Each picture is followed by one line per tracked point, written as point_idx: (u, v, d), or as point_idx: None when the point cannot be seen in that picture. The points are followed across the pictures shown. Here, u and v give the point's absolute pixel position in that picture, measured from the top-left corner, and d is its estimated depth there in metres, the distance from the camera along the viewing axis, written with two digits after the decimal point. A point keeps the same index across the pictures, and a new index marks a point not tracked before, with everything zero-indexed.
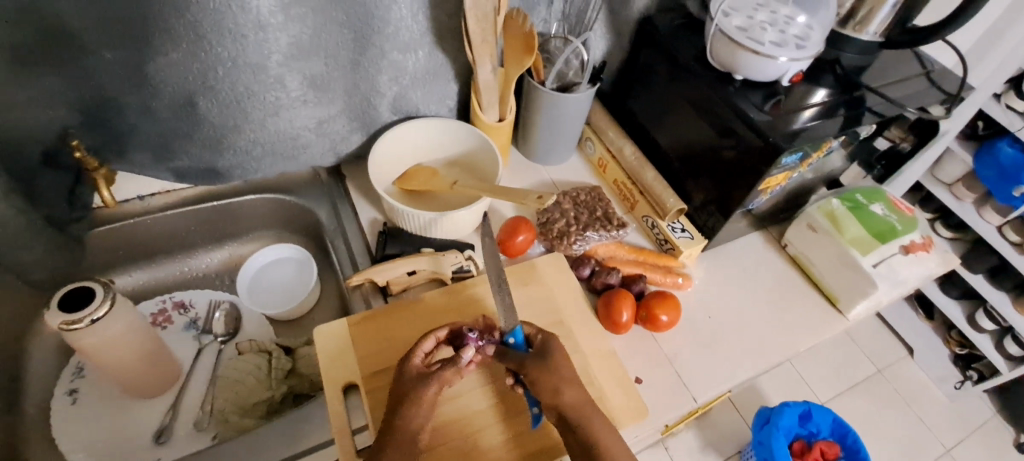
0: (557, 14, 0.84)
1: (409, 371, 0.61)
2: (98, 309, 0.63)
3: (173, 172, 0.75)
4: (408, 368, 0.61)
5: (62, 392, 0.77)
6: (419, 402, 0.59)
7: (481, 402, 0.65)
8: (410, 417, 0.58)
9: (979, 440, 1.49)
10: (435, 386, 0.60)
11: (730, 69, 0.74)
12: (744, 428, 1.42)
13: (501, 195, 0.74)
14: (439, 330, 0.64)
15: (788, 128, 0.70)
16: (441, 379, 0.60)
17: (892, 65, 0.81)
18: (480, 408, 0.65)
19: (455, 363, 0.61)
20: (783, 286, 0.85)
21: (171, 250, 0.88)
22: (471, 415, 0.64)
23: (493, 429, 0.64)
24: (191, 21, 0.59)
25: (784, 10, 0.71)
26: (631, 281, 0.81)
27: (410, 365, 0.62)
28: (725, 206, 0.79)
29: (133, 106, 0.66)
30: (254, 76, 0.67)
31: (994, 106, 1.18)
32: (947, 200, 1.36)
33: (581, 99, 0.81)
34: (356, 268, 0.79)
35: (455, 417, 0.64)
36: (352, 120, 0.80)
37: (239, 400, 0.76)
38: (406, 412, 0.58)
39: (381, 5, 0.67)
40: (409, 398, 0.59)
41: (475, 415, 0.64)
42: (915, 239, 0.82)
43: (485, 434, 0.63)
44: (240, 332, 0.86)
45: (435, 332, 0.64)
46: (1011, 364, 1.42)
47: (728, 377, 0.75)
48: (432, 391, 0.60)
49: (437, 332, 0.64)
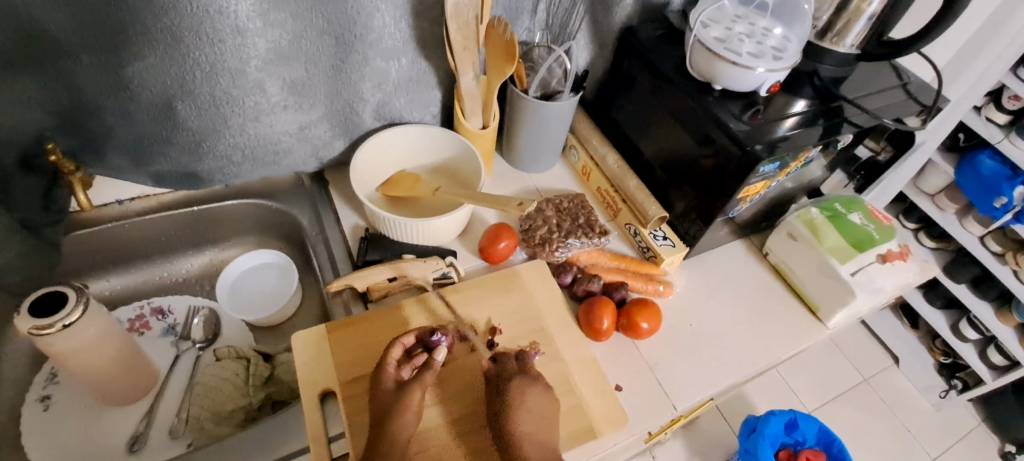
0: (540, 23, 0.84)
1: (387, 383, 0.64)
2: (70, 314, 0.62)
3: (151, 176, 0.75)
4: (385, 380, 0.64)
5: (34, 398, 0.76)
6: (402, 410, 0.61)
7: (474, 403, 0.65)
8: (397, 426, 0.60)
9: (964, 449, 1.50)
10: (417, 392, 0.62)
11: (709, 79, 0.74)
12: (731, 437, 1.42)
13: (482, 201, 0.75)
14: (405, 337, 0.67)
15: (768, 137, 0.71)
16: (421, 384, 0.63)
17: (870, 77, 0.83)
18: (474, 409, 0.65)
19: (430, 365, 0.64)
20: (764, 294, 0.86)
21: (150, 255, 0.87)
22: (461, 417, 0.64)
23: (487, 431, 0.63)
24: (170, 25, 0.59)
25: (762, 23, 0.74)
26: (613, 288, 0.81)
27: (386, 378, 0.64)
28: (706, 214, 0.79)
29: (111, 109, 0.65)
30: (233, 81, 0.67)
31: (974, 119, 1.20)
32: (929, 210, 1.37)
33: (564, 107, 0.81)
34: (337, 274, 0.79)
35: (444, 419, 0.64)
36: (334, 126, 0.80)
37: (215, 406, 0.75)
38: (393, 421, 0.60)
39: (363, 12, 0.68)
40: (394, 410, 0.61)
41: (467, 418, 0.64)
42: (892, 248, 0.82)
43: (476, 438, 0.63)
44: (219, 337, 0.85)
45: (401, 340, 0.67)
46: (995, 373, 1.42)
47: (709, 385, 0.75)
48: (416, 398, 0.62)
49: (402, 339, 0.67)
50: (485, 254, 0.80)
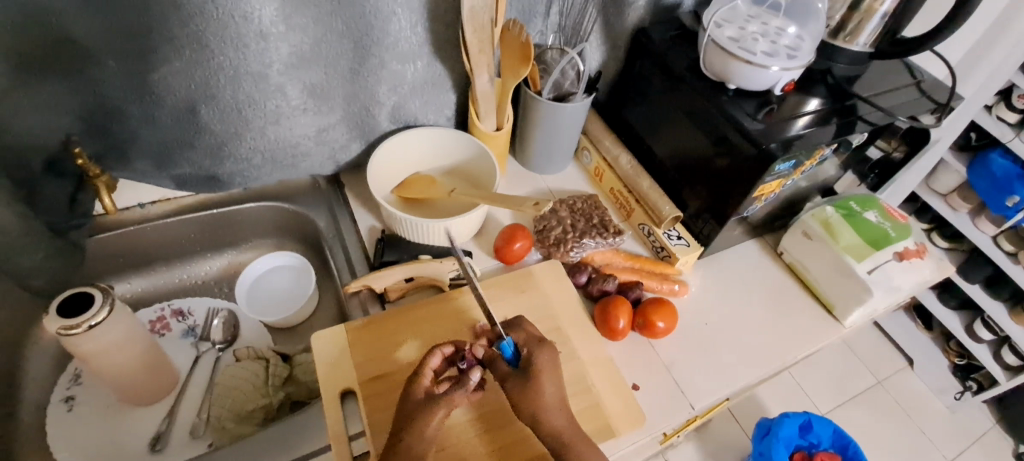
0: (553, 26, 0.85)
1: (416, 392, 0.59)
2: (96, 315, 0.63)
3: (173, 179, 0.76)
4: (415, 391, 0.59)
5: (58, 399, 0.77)
6: (424, 427, 0.56)
7: (501, 398, 0.66)
8: (411, 442, 0.56)
9: (980, 450, 1.49)
10: (442, 412, 0.57)
11: (722, 78, 0.75)
12: (745, 440, 1.42)
13: (497, 202, 0.75)
14: (446, 347, 0.62)
15: (782, 135, 0.71)
16: (449, 404, 0.58)
17: (884, 75, 0.83)
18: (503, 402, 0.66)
19: (464, 386, 0.58)
20: (779, 293, 0.86)
21: (171, 258, 0.88)
22: (493, 410, 0.65)
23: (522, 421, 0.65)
24: (195, 30, 0.60)
25: (775, 23, 0.75)
26: (627, 288, 0.81)
27: (417, 386, 0.59)
28: (720, 213, 0.80)
29: (135, 113, 0.67)
30: (256, 84, 0.68)
31: (985, 117, 1.20)
32: (942, 209, 1.37)
33: (577, 108, 0.82)
34: (354, 275, 0.80)
35: (482, 411, 0.65)
36: (352, 129, 0.81)
37: (236, 406, 0.76)
38: (411, 434, 0.56)
39: (381, 16, 0.69)
40: (414, 424, 0.57)
41: (497, 411, 0.65)
42: (909, 246, 0.82)
43: (505, 431, 0.64)
44: (238, 339, 0.86)
45: (441, 348, 0.62)
46: (1009, 373, 1.41)
47: (724, 384, 0.75)
48: (438, 417, 0.57)
49: (443, 349, 0.62)
50: (500, 254, 0.81)
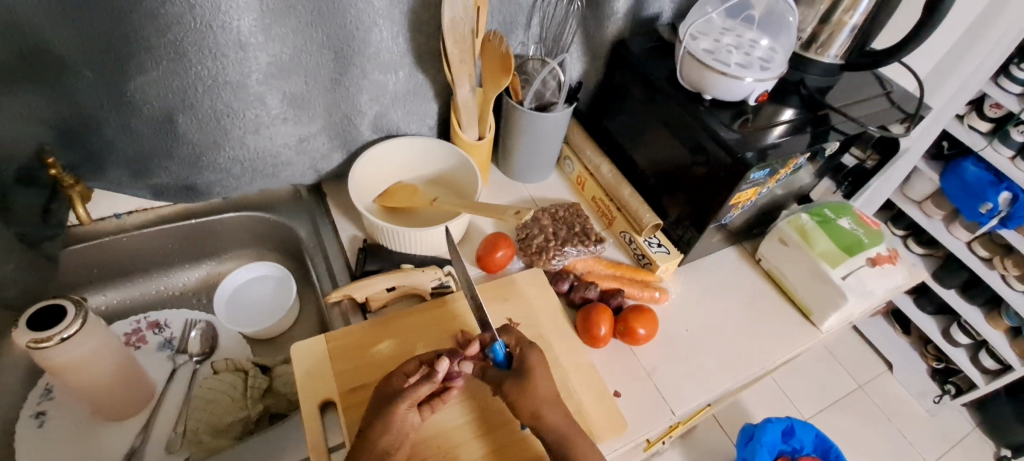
0: (534, 37, 0.86)
1: (386, 388, 0.60)
2: (68, 327, 0.62)
3: (150, 189, 0.76)
4: (388, 385, 0.60)
5: (28, 414, 0.76)
6: (389, 419, 0.57)
7: (492, 404, 0.66)
8: (377, 436, 0.56)
9: (960, 453, 1.51)
10: (407, 403, 0.58)
11: (699, 89, 0.76)
12: (729, 446, 1.43)
13: (480, 211, 0.76)
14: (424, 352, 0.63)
15: (758, 144, 0.72)
16: (413, 396, 0.58)
17: (854, 86, 0.85)
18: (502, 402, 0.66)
19: (431, 377, 0.59)
20: (758, 298, 0.87)
21: (146, 269, 0.87)
22: (484, 414, 0.65)
23: (512, 426, 0.64)
24: (172, 40, 0.60)
25: (748, 35, 0.76)
26: (609, 295, 0.82)
27: (388, 385, 0.61)
28: (700, 220, 0.81)
29: (111, 123, 0.66)
30: (235, 94, 0.68)
31: (957, 127, 1.23)
32: (916, 216, 1.40)
33: (558, 118, 0.83)
34: (335, 284, 0.80)
35: (466, 419, 0.65)
36: (332, 138, 0.81)
37: (213, 420, 0.74)
38: (376, 428, 0.57)
39: (361, 27, 0.69)
40: (380, 418, 0.57)
41: (486, 417, 0.65)
42: (882, 252, 0.84)
43: (492, 437, 0.64)
44: (216, 351, 0.85)
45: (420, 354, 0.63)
46: (987, 377, 1.44)
47: (704, 391, 0.76)
48: (404, 408, 0.58)
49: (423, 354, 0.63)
50: (483, 263, 0.81)
